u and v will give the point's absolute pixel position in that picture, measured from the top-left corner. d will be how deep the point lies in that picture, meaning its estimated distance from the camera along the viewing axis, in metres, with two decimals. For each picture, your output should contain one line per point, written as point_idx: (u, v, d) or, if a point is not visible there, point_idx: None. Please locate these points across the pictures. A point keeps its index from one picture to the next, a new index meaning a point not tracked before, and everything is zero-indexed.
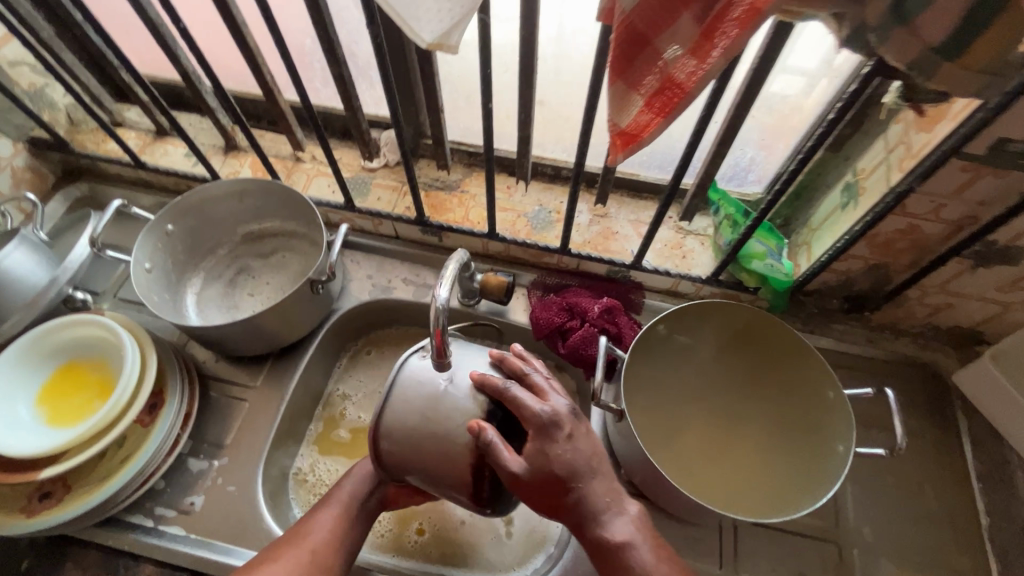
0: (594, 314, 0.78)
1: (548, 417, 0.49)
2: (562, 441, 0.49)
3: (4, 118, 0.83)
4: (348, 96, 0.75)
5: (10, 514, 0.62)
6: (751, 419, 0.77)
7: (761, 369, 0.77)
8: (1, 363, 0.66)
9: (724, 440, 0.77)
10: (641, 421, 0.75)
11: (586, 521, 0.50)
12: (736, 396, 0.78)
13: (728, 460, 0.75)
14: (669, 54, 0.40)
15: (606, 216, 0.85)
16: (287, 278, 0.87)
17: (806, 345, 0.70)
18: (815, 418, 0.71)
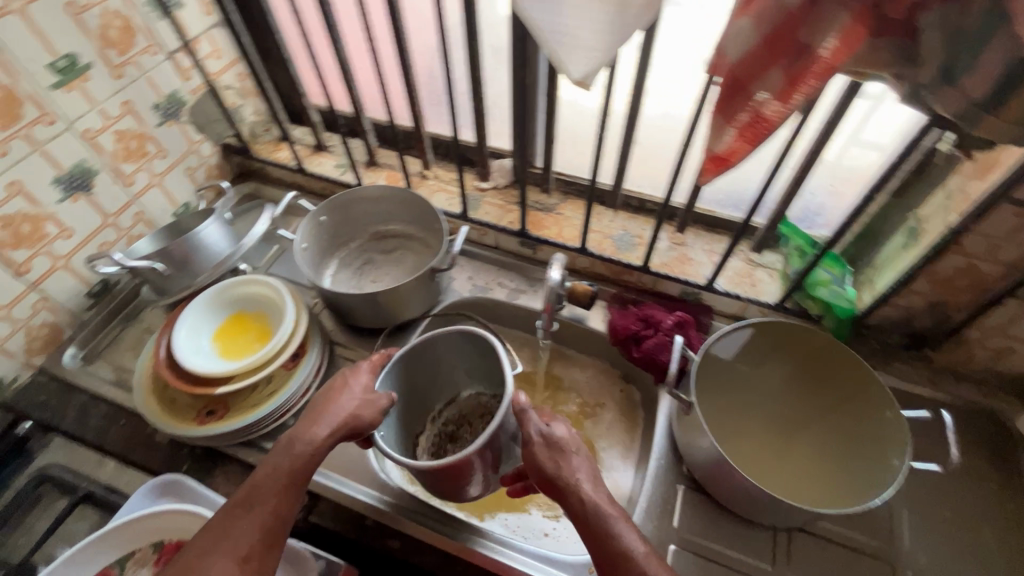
0: (667, 325, 0.89)
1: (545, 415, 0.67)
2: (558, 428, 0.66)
3: (212, 126, 1.07)
4: (480, 126, 0.93)
5: (184, 421, 0.78)
6: (816, 434, 0.84)
7: (823, 387, 0.83)
8: (196, 304, 0.85)
9: (791, 449, 0.84)
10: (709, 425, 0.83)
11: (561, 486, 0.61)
12: (802, 411, 0.86)
13: (794, 468, 0.82)
14: (761, 96, 0.53)
15: (683, 244, 0.96)
16: (403, 271, 1.03)
17: (868, 372, 0.75)
18: (873, 435, 0.76)
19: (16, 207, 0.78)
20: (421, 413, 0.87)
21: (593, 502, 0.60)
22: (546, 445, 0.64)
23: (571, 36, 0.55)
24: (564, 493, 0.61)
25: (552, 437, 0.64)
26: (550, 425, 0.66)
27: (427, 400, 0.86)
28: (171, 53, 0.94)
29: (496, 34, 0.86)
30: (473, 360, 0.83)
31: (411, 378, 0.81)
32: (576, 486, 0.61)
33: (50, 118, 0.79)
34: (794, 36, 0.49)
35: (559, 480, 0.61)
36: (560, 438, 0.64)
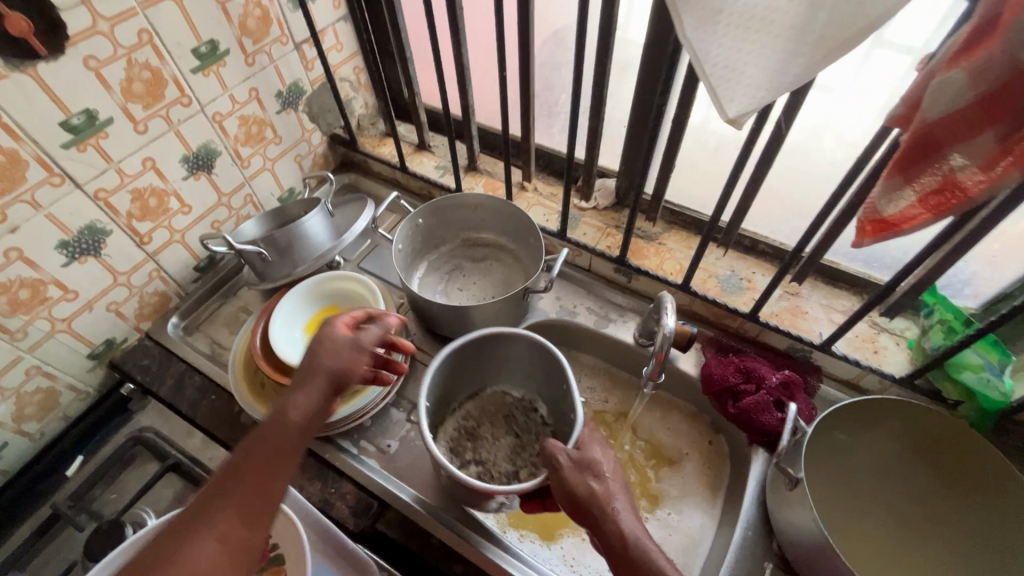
0: (771, 383, 0.81)
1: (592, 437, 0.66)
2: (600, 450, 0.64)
3: (324, 116, 1.09)
4: (593, 145, 0.90)
5: (270, 409, 0.80)
6: (940, 525, 0.74)
7: (950, 472, 0.73)
8: (293, 294, 0.86)
9: (913, 541, 0.74)
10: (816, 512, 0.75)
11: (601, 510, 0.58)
12: (925, 498, 0.76)
13: (917, 564, 0.73)
14: (955, 161, 0.46)
15: (797, 295, 0.88)
16: (491, 284, 1.01)
17: (1013, 470, 0.65)
18: (1013, 539, 0.67)
19: (147, 181, 0.83)
20: (445, 402, 0.86)
21: (631, 533, 0.56)
22: (583, 462, 0.61)
23: (736, 72, 0.50)
24: (597, 518, 0.58)
25: (584, 458, 0.62)
26: (581, 447, 0.64)
27: (457, 391, 0.86)
28: (299, 44, 0.96)
29: (627, 53, 0.81)
30: (517, 360, 0.84)
31: (456, 367, 0.81)
32: (618, 511, 0.58)
33: (187, 100, 0.83)
34: (1017, 99, 0.41)
35: (592, 503, 0.58)
36: (596, 457, 0.62)
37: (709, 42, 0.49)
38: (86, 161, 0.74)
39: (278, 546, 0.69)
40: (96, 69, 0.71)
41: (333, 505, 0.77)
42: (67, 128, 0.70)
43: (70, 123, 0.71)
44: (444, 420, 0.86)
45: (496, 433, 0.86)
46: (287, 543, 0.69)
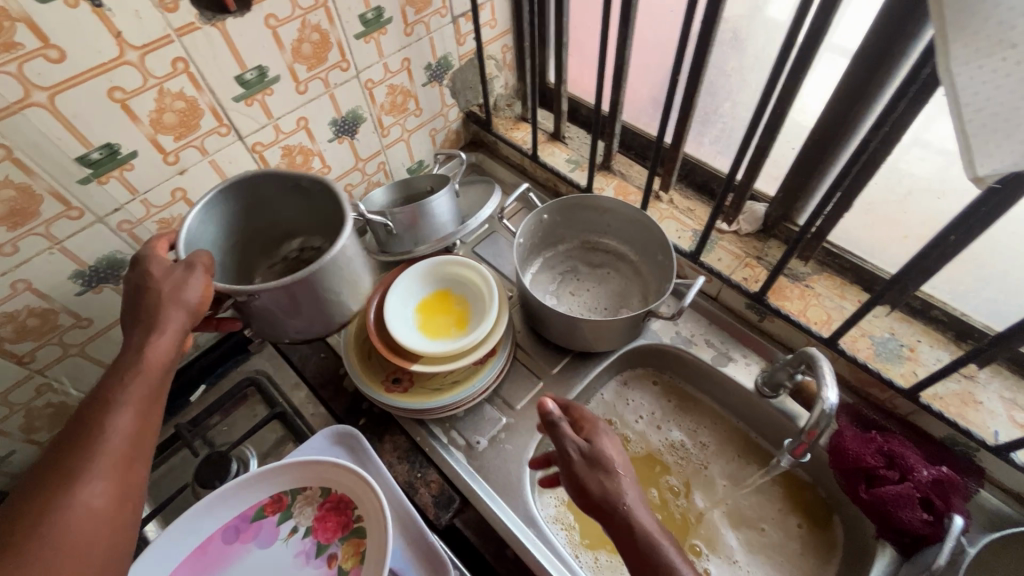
0: (922, 477, 0.69)
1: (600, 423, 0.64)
2: (609, 441, 0.62)
3: (465, 93, 1.07)
4: (753, 167, 0.80)
5: (374, 383, 0.81)
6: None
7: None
8: (410, 272, 0.87)
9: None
10: None
11: (625, 509, 0.56)
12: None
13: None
14: None
15: (971, 380, 0.75)
16: (605, 294, 0.96)
17: None
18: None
19: (298, 140, 0.85)
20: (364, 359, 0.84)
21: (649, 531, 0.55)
22: (593, 456, 0.60)
23: (1008, 125, 0.40)
24: (613, 518, 0.57)
25: (595, 453, 0.60)
26: (592, 439, 0.62)
27: (268, 240, 0.87)
28: (457, 17, 0.94)
29: (823, 67, 0.71)
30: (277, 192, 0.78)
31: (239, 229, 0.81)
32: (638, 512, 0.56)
33: (345, 65, 0.84)
34: None
35: (603, 501, 0.57)
36: (607, 450, 0.61)
37: (981, 84, 0.40)
38: (250, 115, 0.77)
39: (362, 520, 0.70)
40: (274, 27, 0.72)
41: (417, 490, 0.78)
42: (240, 82, 0.73)
43: (243, 78, 0.73)
44: (262, 269, 0.88)
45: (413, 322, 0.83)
46: (371, 519, 0.70)
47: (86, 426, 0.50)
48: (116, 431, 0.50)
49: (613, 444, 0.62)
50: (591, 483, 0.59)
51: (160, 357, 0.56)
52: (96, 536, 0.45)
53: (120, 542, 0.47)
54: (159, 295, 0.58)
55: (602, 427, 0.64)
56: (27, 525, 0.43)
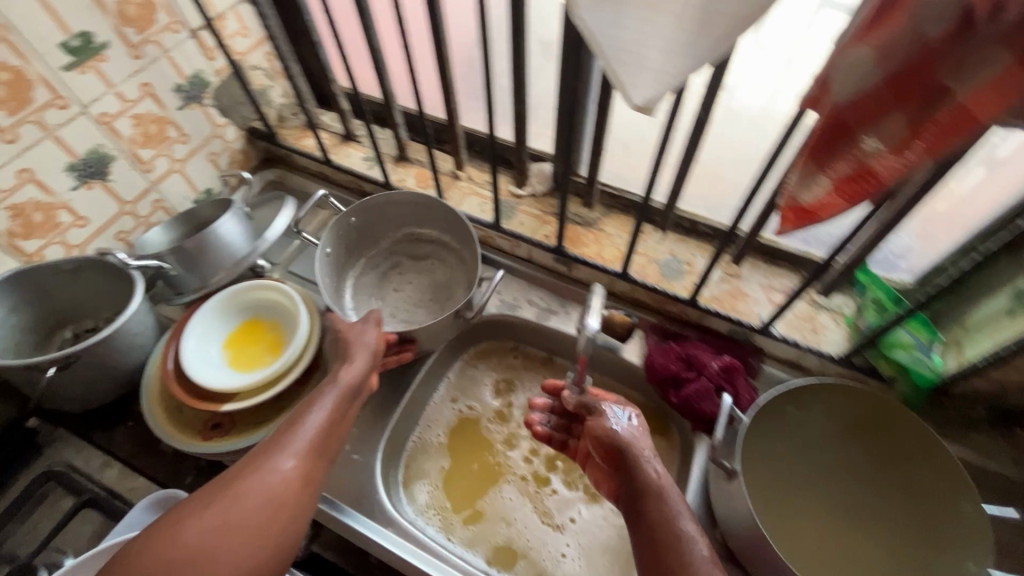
0: (712, 370, 0.79)
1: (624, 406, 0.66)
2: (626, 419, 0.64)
3: (237, 109, 1.00)
4: (520, 130, 0.85)
5: (190, 435, 0.75)
6: (870, 505, 0.71)
7: (856, 439, 0.73)
8: (206, 309, 0.80)
9: (859, 534, 0.70)
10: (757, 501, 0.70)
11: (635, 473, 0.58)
12: (857, 477, 0.73)
13: (862, 558, 0.68)
14: (869, 145, 0.43)
15: (737, 276, 0.86)
16: (428, 285, 0.96)
17: (927, 431, 0.67)
18: (941, 510, 0.66)
19: (28, 195, 0.75)
20: (174, 414, 0.76)
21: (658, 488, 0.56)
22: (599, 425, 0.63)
23: (637, 58, 0.46)
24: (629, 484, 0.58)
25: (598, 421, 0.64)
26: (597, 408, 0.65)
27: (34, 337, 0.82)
28: (194, 31, 0.87)
29: (547, 27, 0.77)
30: (49, 283, 0.79)
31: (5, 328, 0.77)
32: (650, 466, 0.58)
33: (63, 101, 0.74)
34: (926, 78, 0.38)
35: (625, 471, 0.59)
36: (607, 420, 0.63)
37: (604, 25, 0.45)
38: None
39: None
40: None
41: None
42: None
43: None
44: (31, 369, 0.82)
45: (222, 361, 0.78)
46: None
47: (258, 464, 0.55)
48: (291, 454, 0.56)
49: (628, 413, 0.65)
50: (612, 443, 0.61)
51: (336, 404, 0.63)
52: (260, 518, 0.51)
53: (275, 525, 0.52)
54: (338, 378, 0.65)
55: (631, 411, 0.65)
56: (198, 509, 0.50)
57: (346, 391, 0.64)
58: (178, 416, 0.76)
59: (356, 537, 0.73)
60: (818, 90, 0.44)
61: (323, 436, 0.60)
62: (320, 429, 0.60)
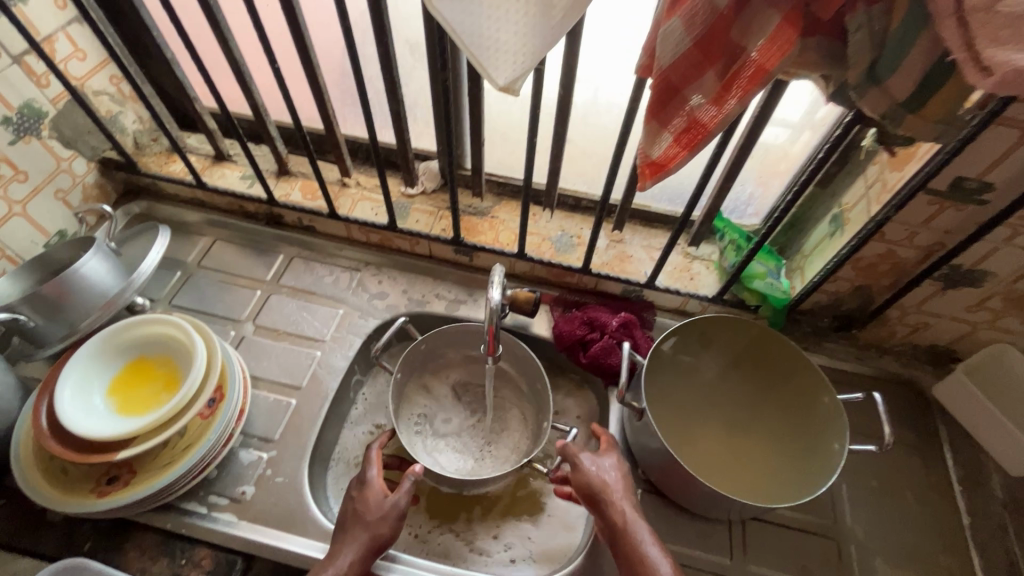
0: (613, 327, 0.87)
1: (614, 458, 0.68)
2: (613, 468, 0.67)
3: (84, 139, 0.92)
4: (400, 130, 0.87)
5: (81, 495, 0.67)
6: (761, 412, 0.84)
7: (740, 362, 0.85)
8: (80, 355, 0.72)
9: (754, 437, 0.82)
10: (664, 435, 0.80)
11: (621, 533, 0.62)
12: (748, 391, 0.85)
13: (760, 457, 0.80)
14: (694, 101, 0.51)
15: (621, 241, 0.94)
16: (325, 291, 0.95)
17: (791, 345, 0.78)
18: (809, 404, 0.78)
19: None
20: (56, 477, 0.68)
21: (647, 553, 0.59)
22: (592, 475, 0.66)
23: (491, 41, 0.50)
24: (620, 546, 0.61)
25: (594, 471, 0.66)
26: (595, 460, 0.67)
27: None
28: (18, 56, 0.79)
29: (411, 29, 0.80)
30: None
31: None
32: (637, 528, 0.62)
33: None
34: (724, 39, 0.47)
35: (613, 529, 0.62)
36: (605, 472, 0.66)
37: (455, 12, 0.49)
38: None
39: None
40: None
41: None
42: None
43: None
44: None
45: (110, 410, 0.71)
46: None
47: None
48: None
49: (618, 471, 0.67)
50: (606, 500, 0.64)
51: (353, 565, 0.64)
52: None
53: None
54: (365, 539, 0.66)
55: (612, 457, 0.69)
56: None
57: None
58: (62, 478, 0.68)
59: (293, 558, 0.70)
60: (648, 59, 0.51)
61: None
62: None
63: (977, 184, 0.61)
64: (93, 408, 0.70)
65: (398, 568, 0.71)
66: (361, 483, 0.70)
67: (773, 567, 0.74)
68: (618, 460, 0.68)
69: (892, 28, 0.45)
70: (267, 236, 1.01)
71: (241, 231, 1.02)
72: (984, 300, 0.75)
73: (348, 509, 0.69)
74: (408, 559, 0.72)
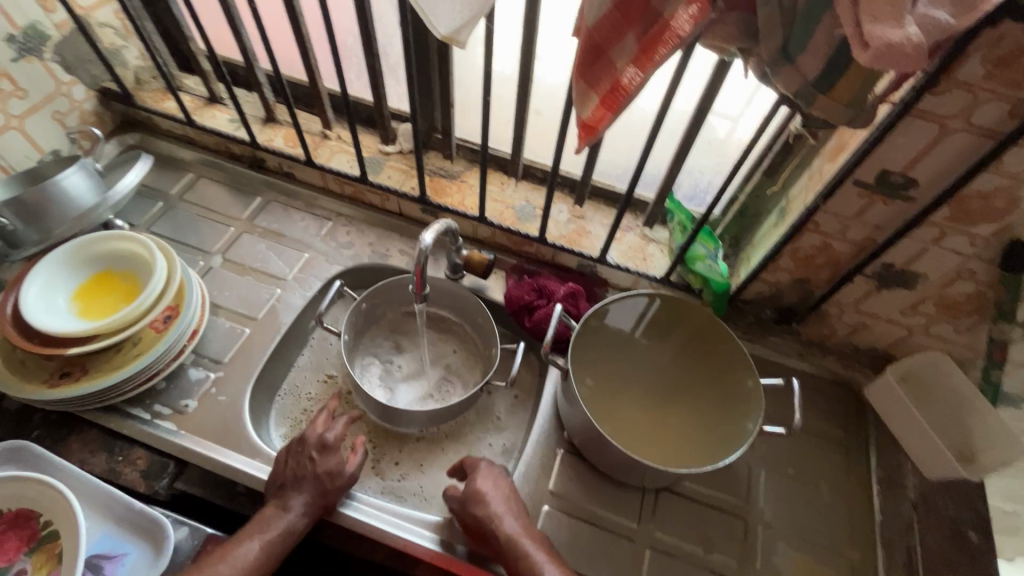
0: (559, 295, 0.90)
1: (487, 474, 0.71)
2: (489, 483, 0.70)
3: (85, 67, 0.97)
4: (376, 85, 0.91)
5: (34, 383, 0.72)
6: (686, 388, 0.86)
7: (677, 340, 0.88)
8: (52, 258, 0.78)
9: (674, 410, 0.84)
10: (594, 398, 0.83)
11: (507, 550, 0.65)
12: (677, 367, 0.87)
13: (675, 428, 0.82)
14: (620, 63, 0.53)
15: (582, 217, 0.97)
16: (295, 235, 1.00)
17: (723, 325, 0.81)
18: (735, 385, 0.81)
19: None
20: (14, 365, 0.73)
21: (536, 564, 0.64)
22: (470, 498, 0.69)
23: None
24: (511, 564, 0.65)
25: (471, 493, 0.69)
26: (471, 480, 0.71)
27: None
28: None
29: None
30: None
31: None
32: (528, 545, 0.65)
33: None
34: (646, 2, 0.49)
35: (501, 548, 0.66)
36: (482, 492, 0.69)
37: None
38: None
39: (52, 521, 0.64)
40: None
41: (121, 473, 0.73)
42: None
43: None
44: None
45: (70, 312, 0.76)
46: (61, 517, 0.64)
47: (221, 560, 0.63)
48: (248, 555, 0.65)
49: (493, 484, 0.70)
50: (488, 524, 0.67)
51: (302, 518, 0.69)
52: None
53: None
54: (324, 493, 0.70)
55: (485, 472, 0.72)
56: None
57: (282, 537, 0.68)
58: (18, 367, 0.73)
59: (221, 468, 0.74)
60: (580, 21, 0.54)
61: (276, 546, 0.67)
62: (245, 568, 0.64)
63: (902, 180, 0.62)
64: (56, 308, 0.75)
65: (353, 505, 0.75)
66: (325, 446, 0.73)
67: (678, 536, 0.77)
68: (491, 473, 0.72)
69: (800, 6, 0.47)
70: (249, 179, 1.06)
71: (224, 171, 1.06)
72: (918, 303, 0.76)
73: (306, 468, 0.71)
74: (366, 497, 0.77)
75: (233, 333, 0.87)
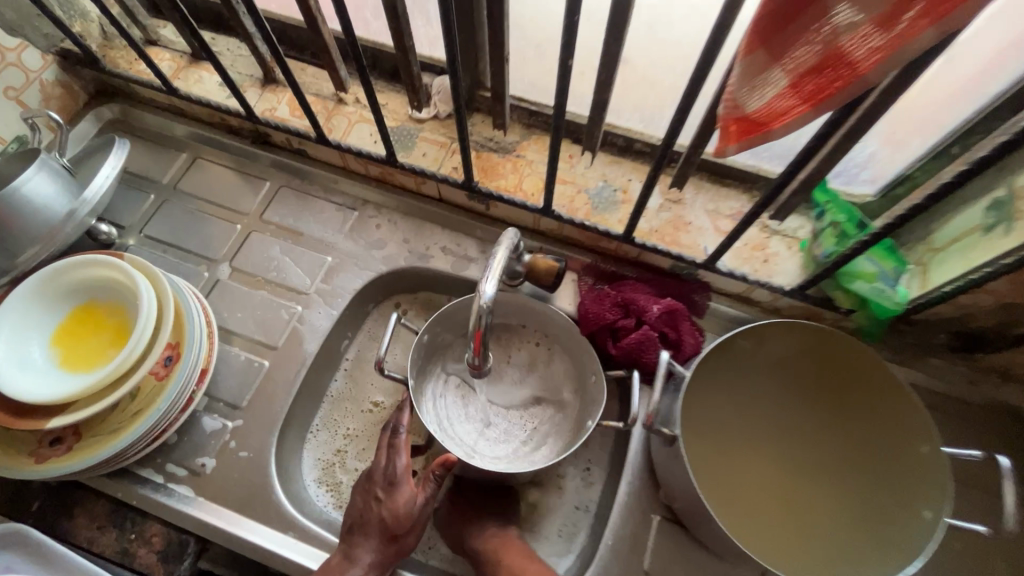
0: (653, 314, 0.68)
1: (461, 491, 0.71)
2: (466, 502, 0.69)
3: (33, 25, 0.76)
4: (399, 33, 0.66)
5: (21, 459, 0.60)
6: (832, 456, 0.66)
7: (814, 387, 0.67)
8: (16, 298, 0.62)
9: (818, 490, 0.66)
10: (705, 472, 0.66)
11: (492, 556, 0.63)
12: (822, 427, 0.67)
13: (816, 513, 0.64)
14: (839, 14, 0.31)
15: (679, 203, 0.73)
16: (313, 233, 0.81)
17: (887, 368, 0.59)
18: (901, 452, 0.60)
19: None
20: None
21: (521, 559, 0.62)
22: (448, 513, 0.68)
23: None
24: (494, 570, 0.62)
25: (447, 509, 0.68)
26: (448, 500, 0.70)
27: None
28: None
29: None
30: None
31: None
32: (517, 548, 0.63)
33: None
34: None
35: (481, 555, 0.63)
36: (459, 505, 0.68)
37: None
38: None
39: None
40: None
41: (134, 554, 0.62)
42: None
43: None
44: None
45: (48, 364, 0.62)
46: None
47: None
48: None
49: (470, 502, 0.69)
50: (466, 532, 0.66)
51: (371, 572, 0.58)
52: None
53: None
54: (392, 538, 0.59)
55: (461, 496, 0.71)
56: None
57: None
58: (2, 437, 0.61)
59: (247, 546, 0.62)
60: None
61: None
62: None
63: None
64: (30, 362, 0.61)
65: None
66: (389, 480, 0.59)
67: None
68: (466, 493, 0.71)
69: None
70: (252, 158, 0.86)
71: (224, 149, 0.86)
72: None
73: (372, 510, 0.59)
74: None
75: (246, 368, 0.72)
